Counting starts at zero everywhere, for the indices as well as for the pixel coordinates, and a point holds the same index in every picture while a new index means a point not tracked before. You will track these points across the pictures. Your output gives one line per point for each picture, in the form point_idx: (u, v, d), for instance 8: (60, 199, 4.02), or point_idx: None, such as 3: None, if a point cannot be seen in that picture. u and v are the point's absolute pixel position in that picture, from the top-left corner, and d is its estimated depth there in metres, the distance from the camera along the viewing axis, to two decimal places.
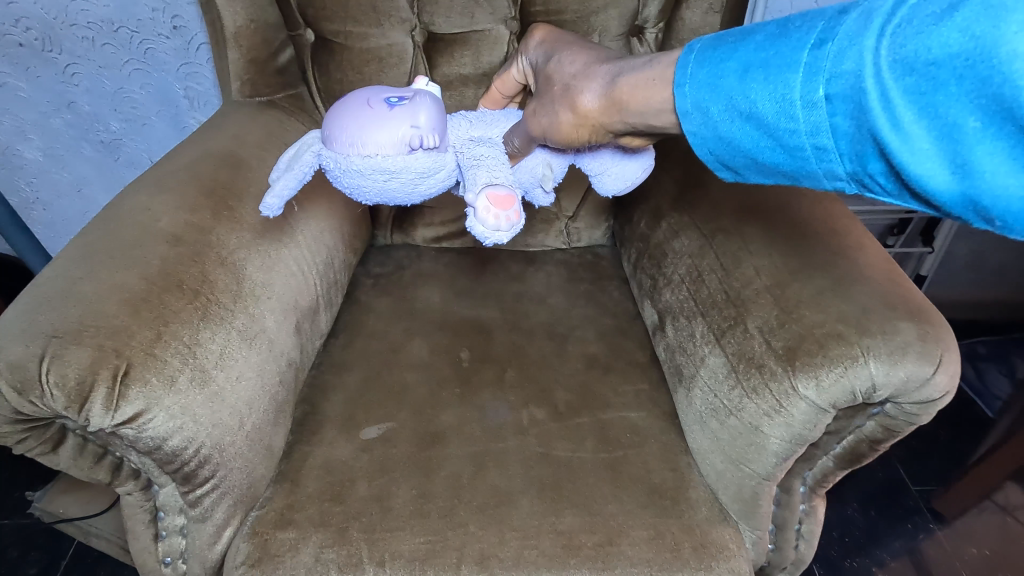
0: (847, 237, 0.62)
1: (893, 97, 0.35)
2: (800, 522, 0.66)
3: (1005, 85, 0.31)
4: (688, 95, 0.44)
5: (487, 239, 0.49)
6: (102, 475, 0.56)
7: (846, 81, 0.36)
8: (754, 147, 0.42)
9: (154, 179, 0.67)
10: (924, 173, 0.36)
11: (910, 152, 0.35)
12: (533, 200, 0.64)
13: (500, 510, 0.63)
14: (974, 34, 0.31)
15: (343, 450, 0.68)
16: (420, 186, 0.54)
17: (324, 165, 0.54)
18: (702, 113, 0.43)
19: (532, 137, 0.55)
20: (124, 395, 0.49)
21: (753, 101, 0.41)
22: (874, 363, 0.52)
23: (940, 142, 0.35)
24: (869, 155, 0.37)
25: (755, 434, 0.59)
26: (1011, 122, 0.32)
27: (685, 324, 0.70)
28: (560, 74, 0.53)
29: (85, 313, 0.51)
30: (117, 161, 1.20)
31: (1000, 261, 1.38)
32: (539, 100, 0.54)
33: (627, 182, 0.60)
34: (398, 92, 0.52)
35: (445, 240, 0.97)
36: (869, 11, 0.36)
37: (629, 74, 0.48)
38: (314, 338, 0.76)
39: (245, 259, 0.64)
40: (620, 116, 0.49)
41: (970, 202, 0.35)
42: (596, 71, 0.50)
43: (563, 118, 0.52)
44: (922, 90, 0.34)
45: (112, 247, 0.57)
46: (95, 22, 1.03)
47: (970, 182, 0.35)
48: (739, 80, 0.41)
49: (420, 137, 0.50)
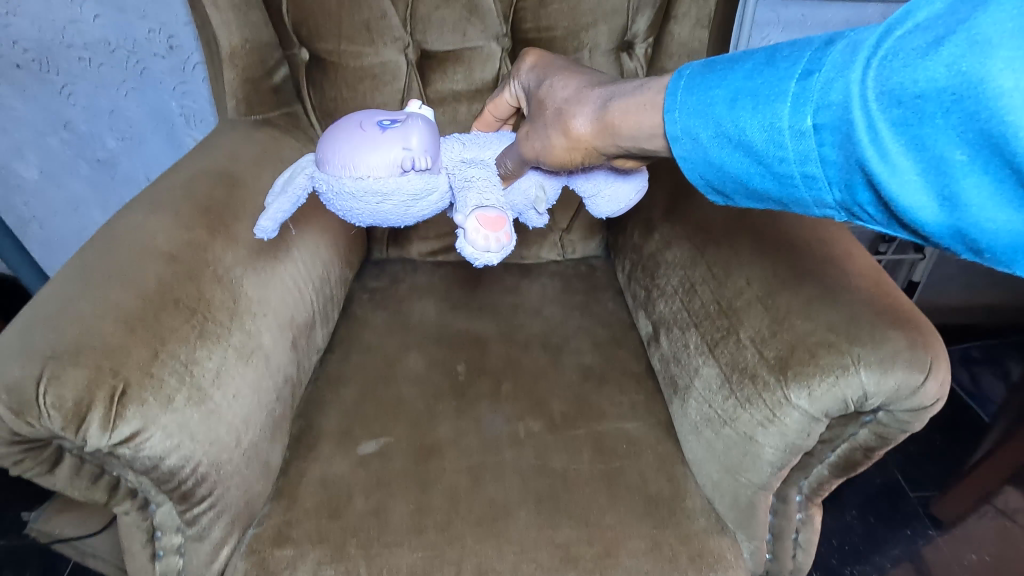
0: (836, 245, 0.63)
1: (881, 129, 0.33)
2: (797, 531, 0.66)
3: (993, 121, 0.29)
4: (678, 121, 0.42)
5: (477, 260, 0.48)
6: (99, 495, 0.56)
7: (834, 112, 0.34)
8: (744, 175, 0.40)
9: (150, 198, 0.68)
10: (912, 205, 0.33)
11: (897, 184, 0.33)
12: (527, 222, 0.63)
13: (498, 523, 0.63)
14: (959, 70, 0.29)
15: (340, 465, 0.68)
16: (414, 207, 0.53)
17: (318, 187, 0.54)
18: (691, 139, 0.41)
19: (525, 160, 0.54)
20: (122, 414, 0.50)
21: (741, 129, 0.39)
22: (864, 371, 0.52)
23: (927, 174, 0.32)
24: (858, 185, 0.35)
25: (749, 444, 0.59)
26: (999, 157, 0.30)
27: (679, 335, 0.70)
28: (553, 97, 0.51)
29: (81, 333, 0.51)
30: (114, 179, 1.21)
31: (991, 266, 1.40)
32: (532, 123, 0.53)
33: (620, 204, 0.60)
34: (391, 114, 0.52)
35: (440, 254, 0.97)
36: (857, 43, 0.34)
37: (620, 98, 0.46)
38: (311, 353, 0.76)
39: (241, 276, 0.65)
40: (613, 140, 0.47)
41: (960, 235, 0.33)
42: (588, 95, 0.48)
43: (555, 142, 0.50)
44: (909, 122, 0.32)
45: (108, 267, 0.58)
46: (92, 42, 1.04)
47: (958, 215, 0.32)
48: (727, 108, 0.39)
49: (411, 159, 0.49)
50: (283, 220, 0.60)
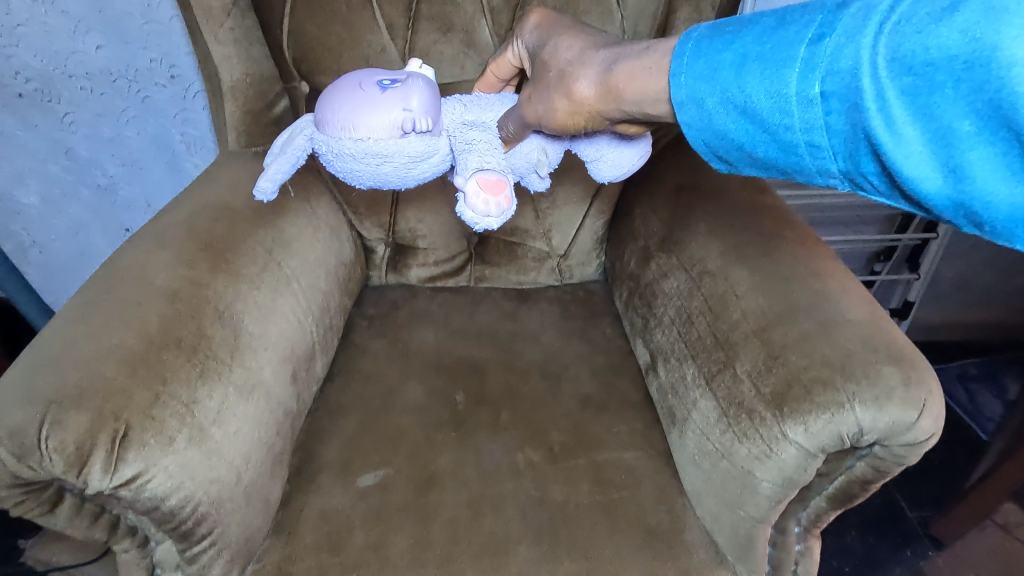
0: (829, 280, 0.64)
1: (890, 97, 0.37)
2: (796, 563, 0.66)
3: (1002, 90, 0.33)
4: (685, 85, 0.46)
5: (477, 224, 0.51)
6: (99, 534, 0.56)
7: (844, 78, 0.38)
8: (750, 141, 0.45)
9: (152, 234, 0.69)
10: (915, 174, 0.37)
11: (903, 153, 0.37)
12: (529, 185, 0.67)
13: (498, 557, 0.63)
14: (973, 37, 0.33)
15: (340, 498, 0.68)
16: (413, 169, 0.57)
17: (317, 148, 0.58)
18: (698, 105, 0.46)
19: (526, 123, 0.56)
20: (123, 457, 0.50)
21: (751, 95, 0.43)
22: (859, 408, 0.53)
23: (932, 144, 0.36)
24: (863, 153, 0.40)
25: (748, 478, 0.60)
26: (1003, 128, 0.34)
27: (676, 366, 0.71)
28: (556, 60, 0.54)
29: (83, 376, 0.52)
30: (114, 204, 1.21)
31: (984, 283, 1.41)
32: (534, 86, 0.55)
33: (622, 168, 0.63)
34: (391, 75, 0.54)
35: (439, 280, 0.98)
36: (867, 9, 0.38)
37: (626, 61, 0.49)
38: (311, 383, 0.77)
39: (242, 312, 0.65)
40: (617, 104, 0.51)
41: (960, 206, 0.37)
42: (592, 57, 0.52)
43: (559, 105, 0.53)
44: (918, 90, 0.36)
45: (111, 306, 0.58)
46: (94, 72, 1.05)
47: (960, 185, 0.36)
48: (738, 75, 0.43)
49: (411, 121, 0.52)
50: (281, 181, 0.64)
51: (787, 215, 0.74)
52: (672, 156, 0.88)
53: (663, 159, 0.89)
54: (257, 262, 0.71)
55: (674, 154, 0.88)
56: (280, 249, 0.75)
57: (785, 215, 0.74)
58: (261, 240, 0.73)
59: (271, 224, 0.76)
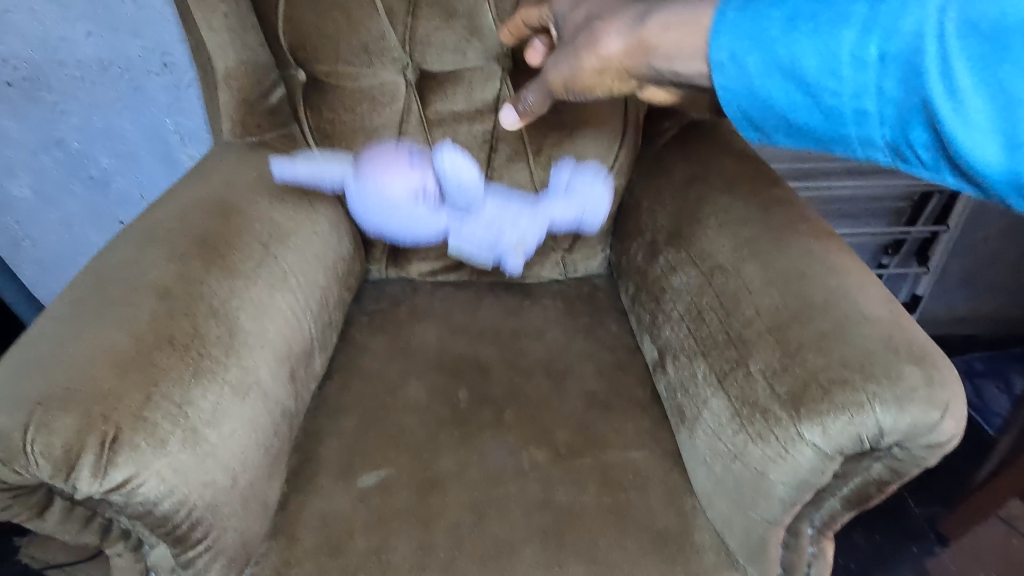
0: (846, 276, 0.62)
1: (954, 59, 0.39)
2: (809, 565, 0.65)
3: None
4: (727, 46, 0.47)
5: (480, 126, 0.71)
6: (91, 538, 0.54)
7: (905, 44, 0.40)
8: (789, 109, 0.46)
9: (144, 228, 0.66)
10: (972, 143, 0.39)
11: (964, 120, 0.39)
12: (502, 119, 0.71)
13: (503, 560, 0.61)
14: None
15: (341, 500, 0.66)
16: None
17: None
18: (738, 65, 0.47)
19: (552, 92, 0.64)
20: (113, 461, 0.48)
21: (801, 58, 0.44)
22: (880, 409, 0.51)
23: (992, 111, 0.39)
24: (914, 120, 0.41)
25: (761, 480, 0.58)
26: None
27: (686, 363, 0.69)
28: (573, 22, 0.60)
29: (71, 376, 0.49)
30: (107, 197, 1.18)
31: (993, 276, 1.39)
32: (559, 53, 0.60)
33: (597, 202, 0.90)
34: None
35: (441, 274, 0.95)
36: None
37: (663, 15, 0.52)
38: (309, 382, 0.75)
39: (238, 309, 0.63)
40: (648, 59, 0.54)
41: (1013, 178, 0.39)
42: (624, 15, 0.55)
43: (586, 65, 0.57)
44: (983, 55, 0.38)
45: (101, 303, 0.56)
46: (85, 61, 1.02)
47: (1015, 156, 0.38)
48: (792, 35, 0.44)
49: None
50: None
51: (801, 209, 0.72)
52: (680, 147, 0.86)
53: (671, 151, 0.86)
54: (253, 257, 0.68)
55: (682, 146, 0.86)
56: (276, 243, 0.73)
57: (799, 209, 0.72)
58: (257, 235, 0.71)
59: (268, 218, 0.74)
